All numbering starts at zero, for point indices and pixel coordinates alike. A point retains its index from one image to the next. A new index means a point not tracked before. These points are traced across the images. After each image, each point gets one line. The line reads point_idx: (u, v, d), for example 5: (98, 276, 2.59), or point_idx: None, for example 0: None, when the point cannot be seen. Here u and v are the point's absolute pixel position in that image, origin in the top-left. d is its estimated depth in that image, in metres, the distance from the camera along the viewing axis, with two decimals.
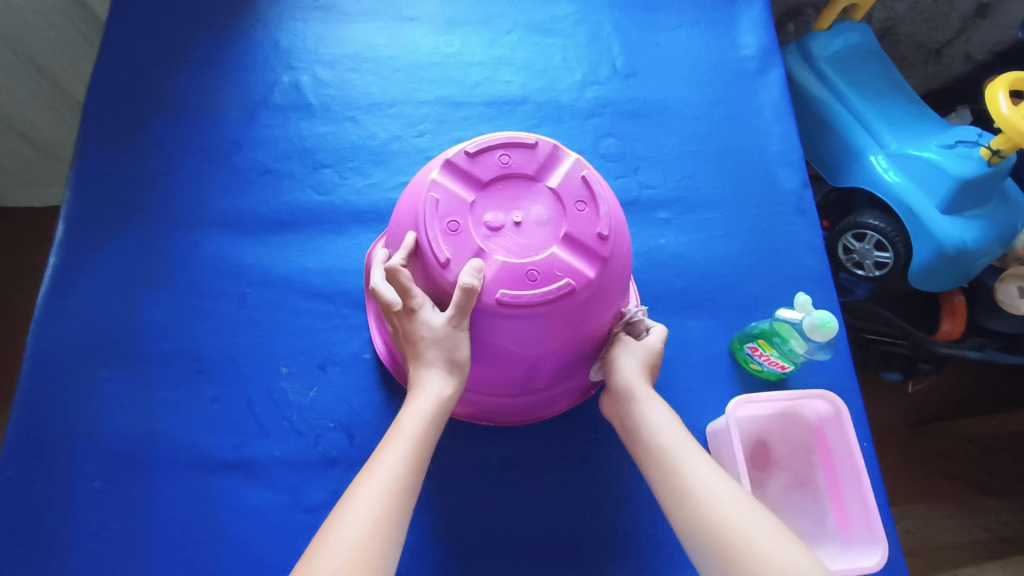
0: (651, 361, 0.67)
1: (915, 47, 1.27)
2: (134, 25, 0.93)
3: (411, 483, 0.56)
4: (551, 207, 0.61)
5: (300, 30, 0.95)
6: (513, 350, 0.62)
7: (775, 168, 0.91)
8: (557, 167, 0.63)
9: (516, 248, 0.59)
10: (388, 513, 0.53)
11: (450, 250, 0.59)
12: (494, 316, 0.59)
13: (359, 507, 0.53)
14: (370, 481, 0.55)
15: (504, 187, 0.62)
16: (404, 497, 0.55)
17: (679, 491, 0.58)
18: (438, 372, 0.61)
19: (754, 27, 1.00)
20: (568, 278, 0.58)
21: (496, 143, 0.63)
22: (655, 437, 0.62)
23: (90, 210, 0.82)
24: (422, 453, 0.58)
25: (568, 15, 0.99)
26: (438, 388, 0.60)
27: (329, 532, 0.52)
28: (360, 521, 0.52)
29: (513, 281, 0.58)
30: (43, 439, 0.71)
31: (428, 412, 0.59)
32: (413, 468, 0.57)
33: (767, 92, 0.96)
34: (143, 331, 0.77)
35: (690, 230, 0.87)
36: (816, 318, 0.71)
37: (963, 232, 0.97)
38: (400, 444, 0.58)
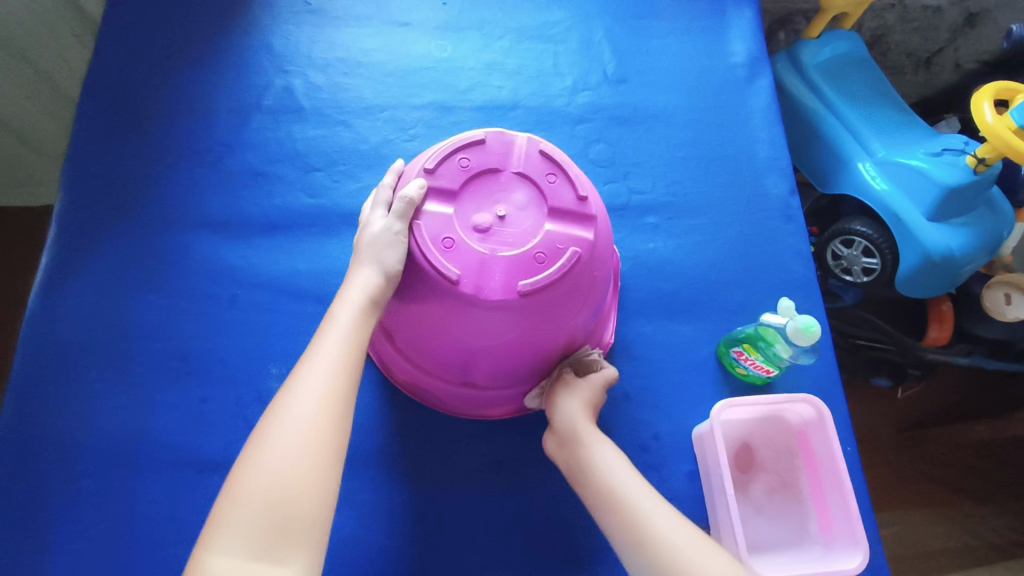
0: (594, 399, 0.69)
1: (905, 56, 1.28)
2: (128, 27, 0.94)
3: (352, 364, 0.57)
4: (528, 187, 0.62)
5: (294, 34, 0.96)
6: (532, 340, 0.63)
7: (763, 175, 0.92)
8: (513, 151, 0.64)
9: (513, 236, 0.60)
10: (334, 394, 0.55)
11: (457, 267, 0.59)
12: (520, 310, 0.60)
13: (274, 431, 0.52)
14: (285, 405, 0.54)
15: (475, 187, 0.62)
16: (330, 410, 0.54)
17: (630, 525, 0.59)
18: (371, 265, 0.61)
19: (743, 35, 1.01)
20: (573, 248, 0.60)
21: (448, 151, 0.63)
22: (606, 477, 0.63)
23: (81, 211, 0.83)
24: (344, 365, 0.57)
25: (560, 21, 1.00)
26: (373, 284, 0.60)
27: (274, 418, 0.53)
28: (306, 402, 0.54)
29: (525, 268, 0.59)
30: (32, 438, 0.71)
31: (356, 312, 0.59)
32: (334, 380, 0.55)
33: (756, 100, 0.97)
34: (133, 332, 0.77)
35: (677, 235, 0.88)
36: (798, 323, 0.71)
37: (949, 239, 0.98)
38: (316, 362, 0.56)
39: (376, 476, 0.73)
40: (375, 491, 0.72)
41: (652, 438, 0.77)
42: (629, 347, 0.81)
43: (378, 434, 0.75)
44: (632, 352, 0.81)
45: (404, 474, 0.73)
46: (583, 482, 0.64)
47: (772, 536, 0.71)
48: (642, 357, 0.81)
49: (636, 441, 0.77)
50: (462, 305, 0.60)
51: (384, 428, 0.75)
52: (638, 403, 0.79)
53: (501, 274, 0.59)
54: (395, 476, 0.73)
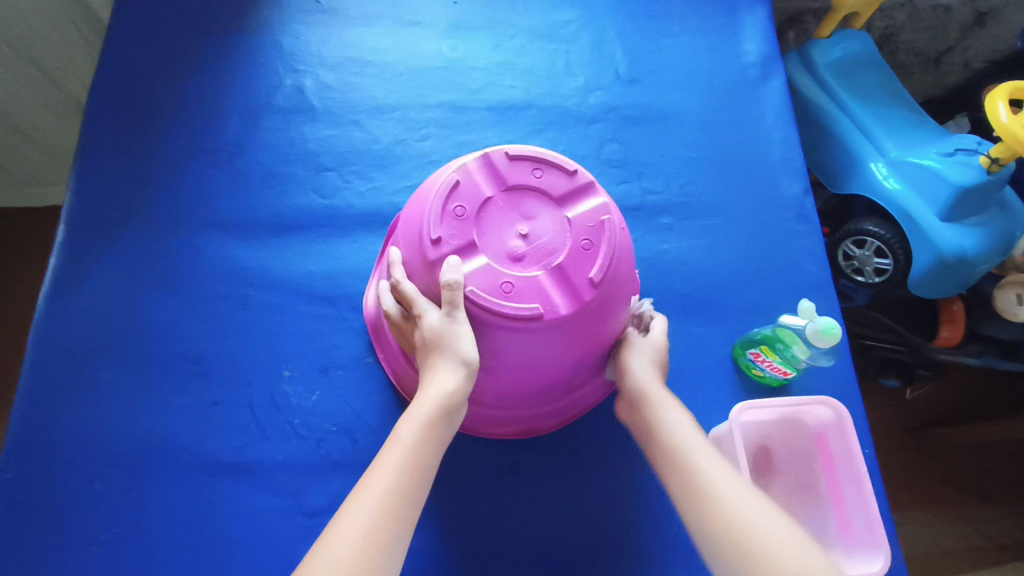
0: (659, 359, 0.69)
1: (914, 55, 1.28)
2: (137, 27, 0.93)
3: (410, 489, 0.54)
4: (528, 195, 0.62)
5: (303, 33, 0.95)
6: (605, 333, 0.64)
7: (777, 175, 0.92)
8: (488, 173, 0.62)
9: (549, 242, 0.60)
10: (387, 523, 0.51)
11: (533, 300, 0.58)
12: (602, 302, 0.60)
13: (350, 522, 0.51)
14: (365, 494, 0.53)
15: (485, 223, 0.60)
16: (401, 513, 0.52)
17: (691, 477, 0.59)
18: (447, 369, 0.58)
19: (755, 33, 1.00)
20: (601, 219, 0.61)
21: (435, 210, 0.60)
22: (680, 437, 0.62)
23: (92, 212, 0.82)
24: (422, 466, 0.55)
25: (572, 21, 1.00)
26: (451, 389, 0.57)
27: (322, 545, 0.50)
28: (351, 530, 0.50)
29: (581, 260, 0.59)
30: (44, 441, 0.71)
31: (434, 418, 0.57)
32: (410, 483, 0.54)
33: (769, 100, 0.96)
34: (144, 333, 0.76)
35: (692, 235, 0.88)
36: (817, 324, 0.72)
37: (962, 240, 0.98)
38: (397, 456, 0.55)
39: None
40: None
41: None
42: None
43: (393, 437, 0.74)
44: None
45: None
46: (655, 439, 0.63)
47: None
48: None
49: None
50: (558, 330, 0.59)
51: None
52: None
53: (569, 283, 0.59)
54: None
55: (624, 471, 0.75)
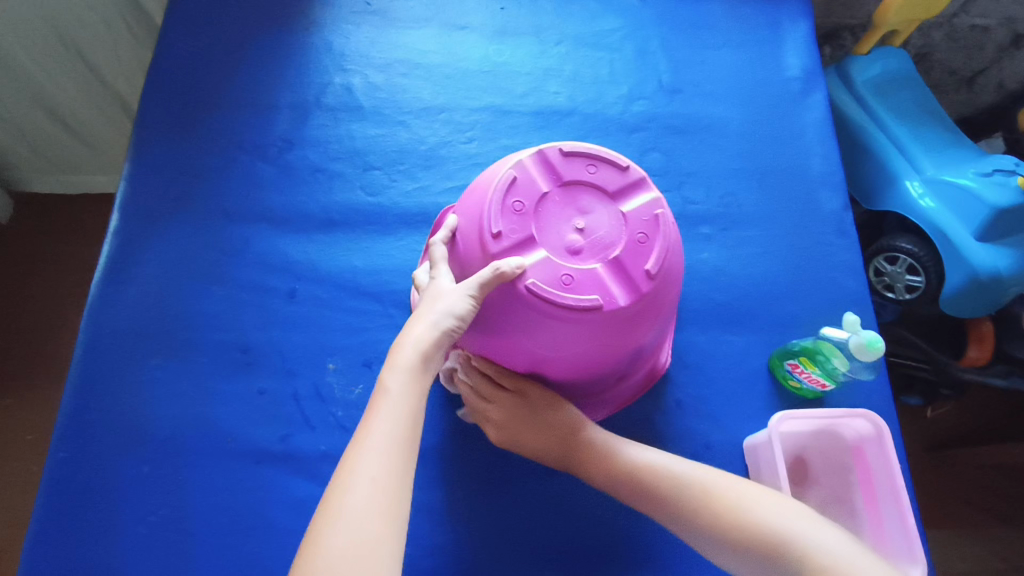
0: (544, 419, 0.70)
1: (948, 74, 1.36)
2: (192, 23, 0.95)
3: (410, 436, 0.55)
4: (583, 190, 0.63)
5: (353, 34, 0.97)
6: (654, 325, 0.64)
7: (816, 190, 0.92)
8: (543, 169, 0.63)
9: (605, 236, 0.61)
10: (393, 471, 0.53)
11: (592, 290, 0.59)
12: (657, 294, 0.61)
13: (360, 472, 0.52)
14: (368, 444, 0.53)
15: (543, 218, 0.61)
16: (404, 455, 0.54)
17: (717, 505, 0.64)
18: (427, 321, 0.58)
19: (798, 48, 1.01)
20: (655, 213, 0.62)
21: (494, 205, 0.61)
22: (636, 460, 0.69)
23: (145, 201, 0.84)
24: (414, 410, 0.56)
25: (616, 30, 1.01)
26: (428, 338, 0.58)
27: (332, 499, 0.51)
28: (361, 482, 0.51)
29: (638, 253, 0.61)
30: (96, 423, 0.72)
31: (416, 366, 0.57)
32: (407, 429, 0.55)
33: (810, 114, 0.97)
34: (195, 322, 0.78)
35: (730, 246, 0.88)
36: (862, 338, 0.72)
37: (996, 259, 1.00)
38: (390, 405, 0.55)
39: (431, 474, 0.73)
40: (432, 489, 0.73)
41: (705, 447, 0.77)
42: (681, 355, 0.82)
43: (435, 432, 0.76)
44: (685, 362, 0.81)
45: (459, 472, 0.74)
46: (619, 485, 0.68)
47: None
48: (696, 366, 0.81)
49: (689, 450, 0.77)
50: (614, 322, 0.60)
51: (440, 426, 0.76)
52: (691, 412, 0.79)
53: (625, 272, 0.60)
54: (450, 473, 0.74)
55: None
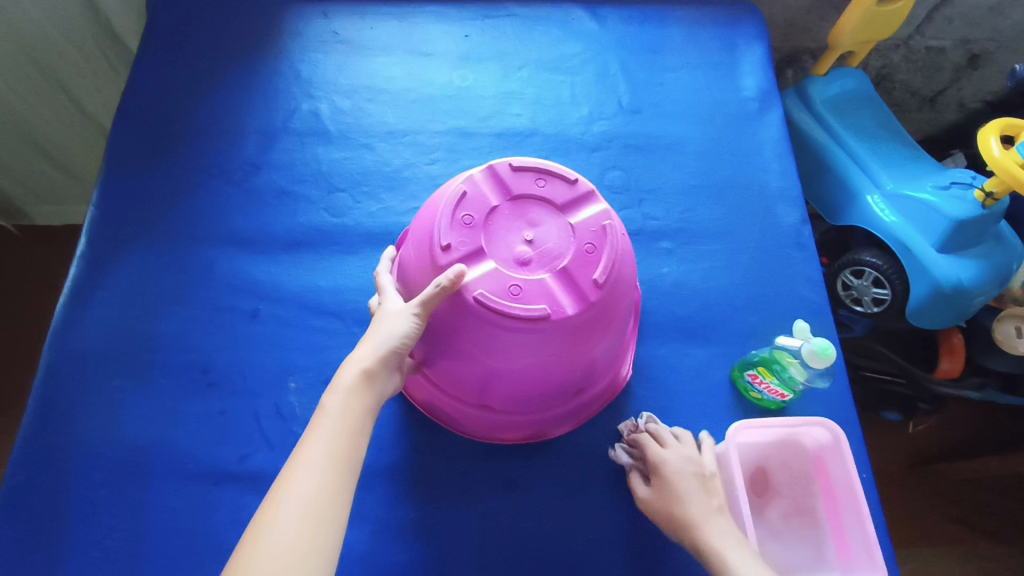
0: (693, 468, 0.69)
1: (910, 94, 1.41)
2: (163, 53, 0.98)
3: (347, 455, 0.55)
4: (532, 203, 0.64)
5: (321, 62, 0.99)
6: (607, 336, 0.65)
7: (775, 204, 0.94)
8: (494, 184, 0.65)
9: (554, 247, 0.62)
10: (326, 491, 0.52)
11: (540, 299, 0.60)
12: (606, 303, 0.62)
13: (292, 491, 0.52)
14: (304, 462, 0.53)
15: (493, 230, 0.63)
16: (340, 473, 0.54)
17: None
18: (371, 343, 0.59)
19: (753, 70, 1.05)
20: (602, 224, 0.64)
21: (445, 219, 0.62)
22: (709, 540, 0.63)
23: (111, 225, 0.85)
24: (355, 428, 0.56)
25: (577, 54, 1.04)
26: (370, 358, 0.58)
27: (263, 519, 0.51)
28: (292, 502, 0.51)
29: (587, 264, 0.62)
30: (52, 446, 0.72)
31: (357, 387, 0.57)
32: (347, 447, 0.55)
33: (767, 131, 1.00)
34: (156, 344, 0.78)
35: (691, 260, 0.90)
36: (814, 345, 0.73)
37: (959, 270, 1.03)
38: (327, 425, 0.55)
39: (392, 491, 0.73)
40: (392, 506, 0.72)
41: None
42: (642, 369, 0.82)
43: (396, 449, 0.75)
44: (647, 375, 0.82)
45: (420, 489, 0.74)
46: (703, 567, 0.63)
47: (790, 560, 0.70)
48: (658, 379, 0.82)
49: None
50: (564, 332, 0.61)
51: (402, 442, 0.76)
52: None
53: (573, 282, 0.61)
54: (411, 491, 0.73)
55: (623, 490, 0.75)
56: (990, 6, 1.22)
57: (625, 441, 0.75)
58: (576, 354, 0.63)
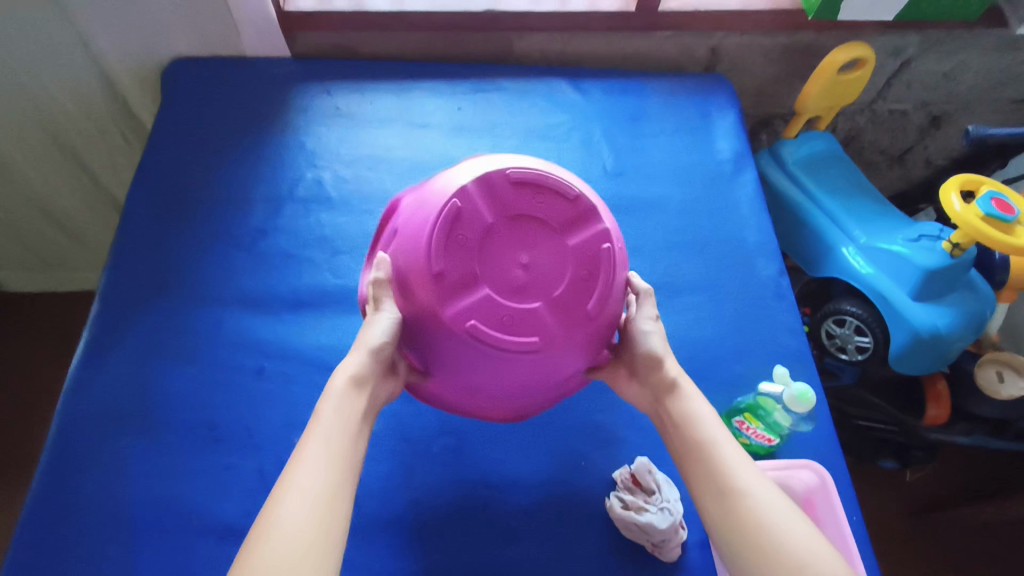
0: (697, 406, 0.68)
1: (878, 152, 1.51)
2: (176, 129, 1.05)
3: (346, 452, 0.59)
4: (527, 222, 0.69)
5: (325, 134, 1.07)
6: (593, 352, 0.70)
7: (754, 258, 1.00)
8: (490, 200, 0.68)
9: (548, 271, 0.67)
10: (330, 483, 0.56)
11: (533, 314, 0.66)
12: (596, 330, 0.69)
13: (297, 484, 0.55)
14: (307, 458, 0.57)
15: (489, 252, 0.67)
16: (341, 469, 0.57)
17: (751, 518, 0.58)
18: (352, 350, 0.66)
19: (728, 135, 1.13)
20: (597, 247, 0.69)
21: (442, 238, 0.65)
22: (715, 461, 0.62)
23: (124, 289, 0.89)
24: (351, 430, 0.61)
25: (563, 123, 1.12)
26: (354, 365, 0.64)
27: (270, 511, 0.53)
28: (299, 493, 0.54)
29: (579, 289, 0.67)
30: (60, 506, 0.73)
31: (348, 391, 0.63)
32: (344, 446, 0.59)
33: (743, 191, 1.07)
34: (165, 402, 0.81)
35: (677, 311, 0.94)
36: (794, 391, 0.80)
37: (935, 318, 1.08)
38: (326, 425, 0.60)
39: (396, 544, 0.74)
40: (395, 559, 0.74)
41: None
42: (636, 418, 0.85)
43: (399, 501, 0.77)
44: (641, 423, 0.84)
45: (423, 541, 0.75)
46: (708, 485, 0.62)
47: None
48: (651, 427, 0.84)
49: None
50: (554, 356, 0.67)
51: (404, 494, 0.78)
52: None
53: (565, 301, 0.67)
54: (414, 543, 0.75)
55: (621, 537, 0.76)
56: (943, 71, 1.32)
57: (620, 488, 0.78)
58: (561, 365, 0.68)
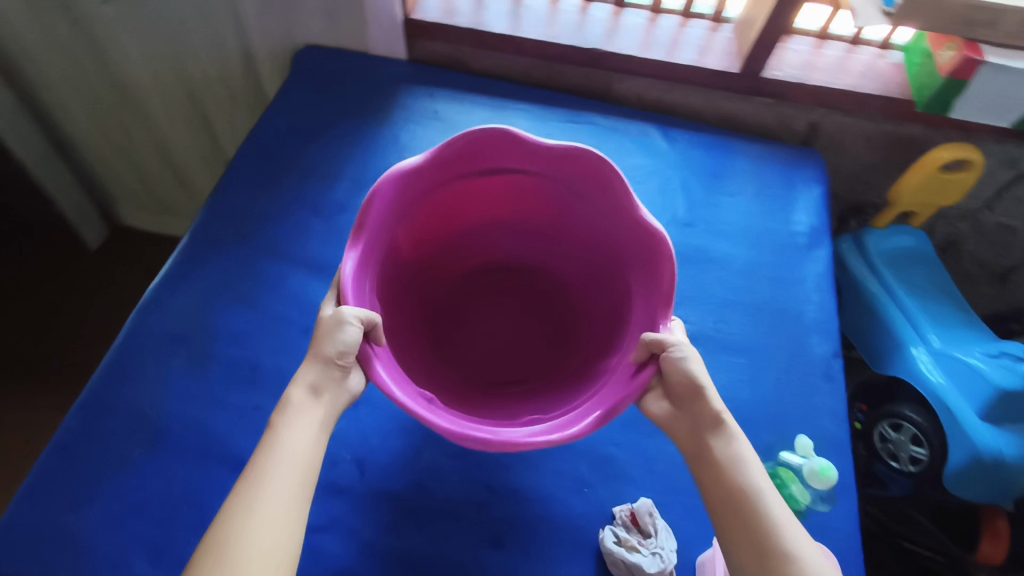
0: (745, 452, 0.65)
1: (978, 265, 1.42)
2: (292, 104, 1.16)
3: (306, 462, 0.61)
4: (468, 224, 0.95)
5: (419, 134, 1.14)
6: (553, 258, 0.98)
7: (809, 334, 0.97)
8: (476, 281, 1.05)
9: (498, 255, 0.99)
10: (289, 494, 0.58)
11: (502, 277, 1.03)
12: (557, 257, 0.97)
13: (258, 493, 0.57)
14: (267, 469, 0.59)
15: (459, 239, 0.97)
16: (300, 477, 0.60)
17: None
18: (311, 364, 0.67)
19: (808, 209, 1.11)
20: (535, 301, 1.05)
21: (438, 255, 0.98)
22: (762, 516, 0.60)
23: (211, 230, 0.99)
24: (312, 439, 0.63)
25: (644, 166, 1.14)
26: (312, 376, 0.66)
27: (231, 520, 0.56)
28: (258, 505, 0.57)
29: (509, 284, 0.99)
30: (108, 403, 0.81)
31: (306, 402, 0.65)
32: (306, 452, 0.62)
33: (812, 266, 1.05)
34: (219, 336, 0.88)
35: (716, 367, 0.92)
36: (814, 466, 0.82)
37: (1001, 444, 1.00)
38: (286, 433, 0.62)
39: (388, 518, 0.77)
40: (383, 532, 0.76)
41: None
42: (650, 461, 0.83)
43: (400, 479, 0.79)
44: (653, 467, 0.83)
45: (413, 523, 0.77)
46: (749, 540, 0.59)
47: None
48: (663, 473, 0.82)
49: None
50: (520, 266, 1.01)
51: (407, 474, 0.80)
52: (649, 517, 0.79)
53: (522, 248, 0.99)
54: (405, 520, 0.77)
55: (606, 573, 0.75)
56: None
57: (617, 523, 0.77)
58: (534, 295, 1.05)
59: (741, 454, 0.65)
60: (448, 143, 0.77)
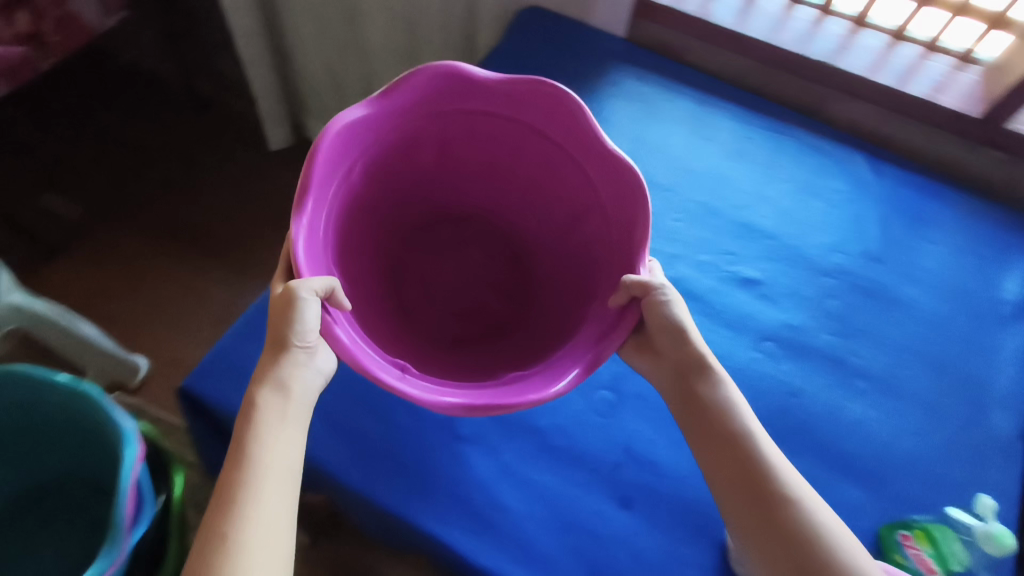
0: (750, 427, 0.67)
1: None
2: (508, 58, 1.22)
3: (285, 454, 0.61)
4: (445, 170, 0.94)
5: (622, 110, 1.17)
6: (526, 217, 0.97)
7: (993, 406, 0.90)
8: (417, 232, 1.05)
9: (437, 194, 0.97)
10: (274, 487, 0.59)
11: (456, 220, 1.02)
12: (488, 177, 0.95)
13: (245, 492, 0.57)
14: (249, 465, 0.59)
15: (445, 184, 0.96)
16: (282, 468, 0.60)
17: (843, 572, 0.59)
18: (271, 358, 0.65)
19: (1019, 279, 1.03)
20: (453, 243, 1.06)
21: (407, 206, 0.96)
22: (787, 496, 0.62)
23: None
24: (289, 433, 0.63)
25: (842, 192, 1.10)
26: (276, 370, 0.64)
27: (229, 518, 0.55)
28: (244, 505, 0.56)
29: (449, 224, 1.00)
30: None
31: (276, 395, 0.64)
32: (285, 446, 0.62)
33: (1011, 338, 0.97)
34: None
35: (882, 409, 0.88)
36: (986, 530, 0.75)
37: None
38: (263, 428, 0.61)
39: (529, 450, 0.81)
40: (523, 461, 0.80)
41: None
42: None
43: (546, 419, 0.83)
44: None
45: (551, 461, 0.80)
46: (776, 522, 0.61)
47: None
48: None
49: None
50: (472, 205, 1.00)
51: (554, 417, 0.83)
52: None
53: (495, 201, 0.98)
54: (544, 457, 0.80)
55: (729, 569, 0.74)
56: None
57: None
58: (469, 237, 1.05)
59: (745, 432, 0.67)
60: (425, 71, 0.75)
